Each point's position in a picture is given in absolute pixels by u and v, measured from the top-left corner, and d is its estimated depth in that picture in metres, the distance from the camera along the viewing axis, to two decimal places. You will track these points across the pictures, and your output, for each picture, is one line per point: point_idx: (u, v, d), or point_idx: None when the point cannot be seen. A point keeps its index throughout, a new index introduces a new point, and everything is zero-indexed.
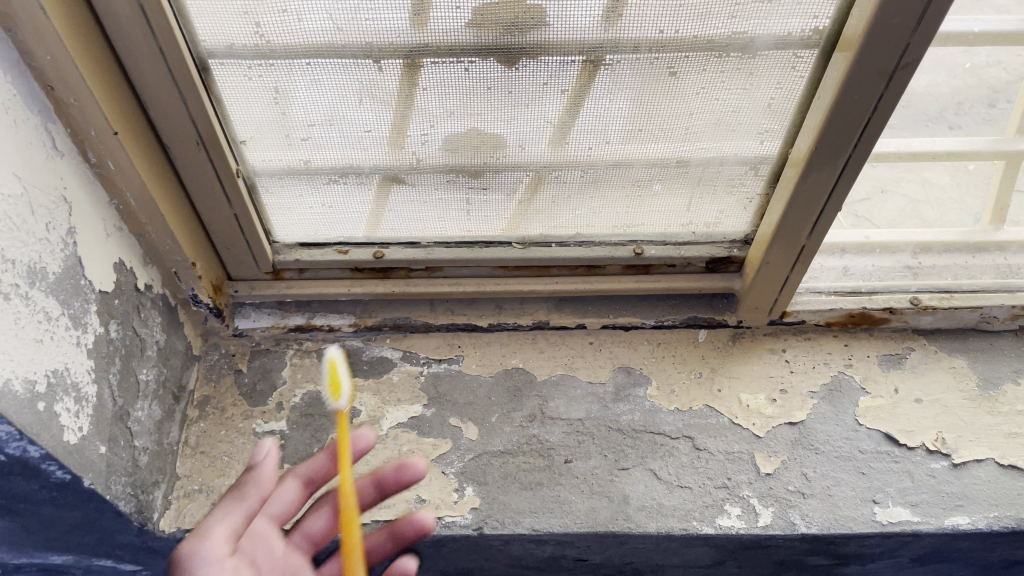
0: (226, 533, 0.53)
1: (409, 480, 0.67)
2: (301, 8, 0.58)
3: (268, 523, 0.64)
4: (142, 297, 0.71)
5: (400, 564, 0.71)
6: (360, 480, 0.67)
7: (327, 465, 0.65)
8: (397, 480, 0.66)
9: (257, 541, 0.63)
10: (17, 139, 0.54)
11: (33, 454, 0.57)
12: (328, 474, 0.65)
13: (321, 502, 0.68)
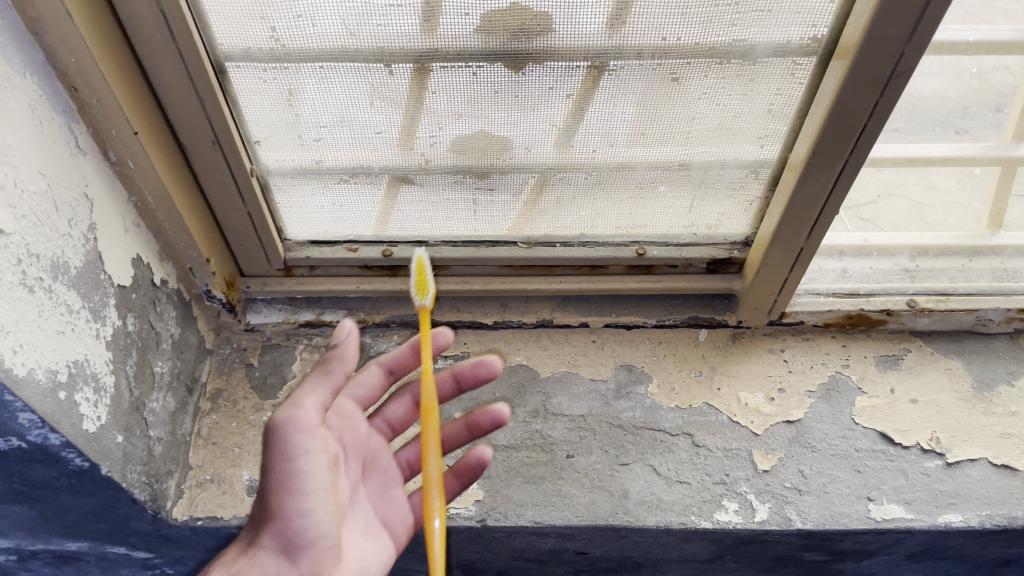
0: (315, 405, 0.55)
1: (485, 377, 0.70)
2: (315, 14, 0.60)
3: (354, 403, 0.66)
4: (158, 291, 0.73)
5: (475, 454, 0.68)
6: (439, 373, 0.69)
7: (407, 357, 0.68)
8: (474, 377, 0.69)
9: (343, 420, 0.64)
10: (42, 138, 0.57)
11: (54, 441, 0.59)
12: (409, 365, 0.68)
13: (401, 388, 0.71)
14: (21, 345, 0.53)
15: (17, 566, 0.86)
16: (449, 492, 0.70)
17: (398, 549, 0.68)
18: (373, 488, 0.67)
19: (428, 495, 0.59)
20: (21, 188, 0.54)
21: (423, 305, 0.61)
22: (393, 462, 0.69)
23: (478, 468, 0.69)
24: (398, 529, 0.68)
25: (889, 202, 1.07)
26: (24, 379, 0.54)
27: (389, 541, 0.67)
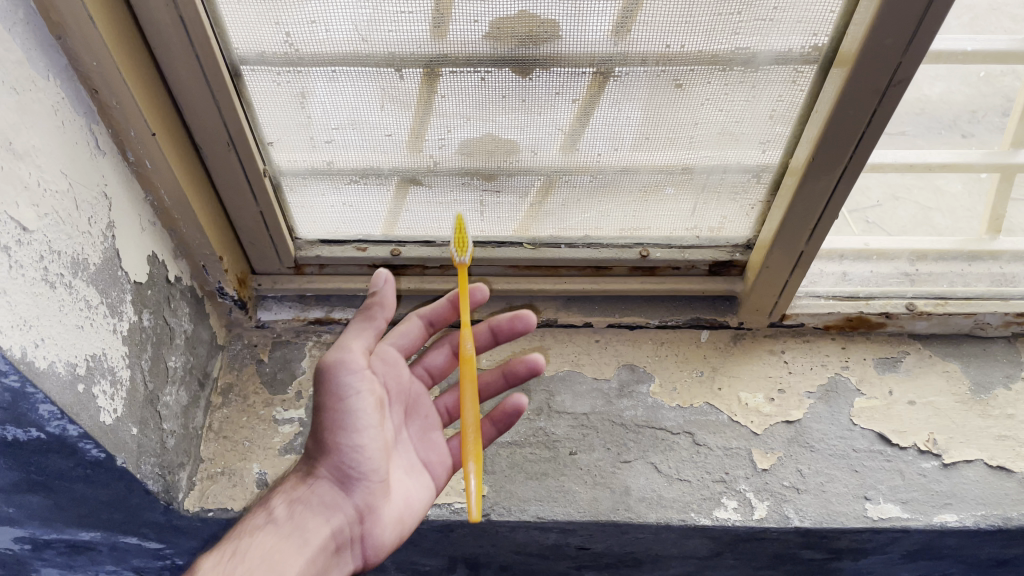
0: (362, 350, 0.65)
1: (521, 330, 0.73)
2: (328, 19, 0.62)
3: (398, 351, 0.72)
4: (173, 288, 0.75)
5: (512, 401, 0.71)
6: (478, 324, 0.74)
7: (447, 309, 0.73)
8: (511, 330, 0.73)
9: (387, 366, 0.70)
10: (64, 139, 0.58)
11: (72, 433, 0.61)
12: (448, 317, 0.74)
13: (443, 340, 0.77)
14: (43, 339, 0.55)
15: (31, 556, 0.88)
16: (486, 439, 0.73)
17: (437, 490, 0.72)
18: (416, 432, 0.73)
19: (467, 435, 0.65)
20: (44, 187, 0.56)
21: (462, 262, 0.67)
22: (435, 409, 0.75)
23: (513, 415, 0.72)
24: (438, 471, 0.73)
25: (895, 206, 1.11)
26: (44, 372, 0.55)
27: (430, 482, 0.72)
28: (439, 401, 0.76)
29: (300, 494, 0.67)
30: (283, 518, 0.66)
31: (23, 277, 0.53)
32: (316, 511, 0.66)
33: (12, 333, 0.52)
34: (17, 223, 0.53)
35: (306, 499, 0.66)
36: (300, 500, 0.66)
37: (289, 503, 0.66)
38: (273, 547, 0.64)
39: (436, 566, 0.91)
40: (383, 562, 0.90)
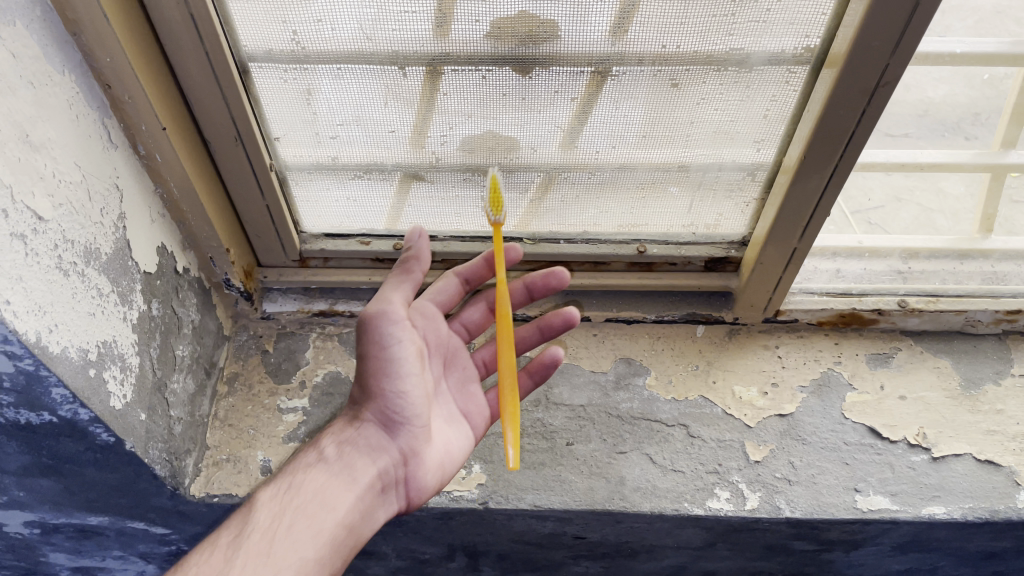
0: (402, 301, 0.69)
1: (555, 287, 0.79)
2: (334, 18, 0.64)
3: (435, 307, 0.77)
4: (181, 279, 0.78)
5: (548, 353, 0.76)
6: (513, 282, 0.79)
7: (482, 268, 0.78)
8: (545, 286, 0.78)
9: (426, 320, 0.76)
10: (78, 132, 0.60)
11: (83, 417, 0.63)
12: (483, 276, 0.79)
13: (477, 298, 0.82)
14: (56, 324, 0.57)
15: (40, 540, 0.91)
16: (523, 390, 0.78)
17: (477, 439, 0.77)
18: (455, 383, 0.78)
19: (502, 383, 0.69)
20: (59, 178, 0.58)
21: (500, 221, 0.68)
22: (471, 363, 0.80)
23: (551, 366, 0.76)
24: (477, 420, 0.77)
25: (898, 207, 1.13)
26: (58, 356, 0.57)
27: (469, 430, 0.77)
28: (475, 355, 0.81)
29: (347, 437, 0.72)
30: (333, 458, 0.71)
31: (38, 265, 0.55)
32: (363, 453, 0.71)
33: (27, 317, 0.54)
34: (33, 212, 0.55)
35: (354, 441, 0.71)
36: (349, 441, 0.71)
37: (338, 445, 0.72)
38: (324, 484, 0.69)
39: (435, 554, 0.93)
40: (383, 550, 0.92)
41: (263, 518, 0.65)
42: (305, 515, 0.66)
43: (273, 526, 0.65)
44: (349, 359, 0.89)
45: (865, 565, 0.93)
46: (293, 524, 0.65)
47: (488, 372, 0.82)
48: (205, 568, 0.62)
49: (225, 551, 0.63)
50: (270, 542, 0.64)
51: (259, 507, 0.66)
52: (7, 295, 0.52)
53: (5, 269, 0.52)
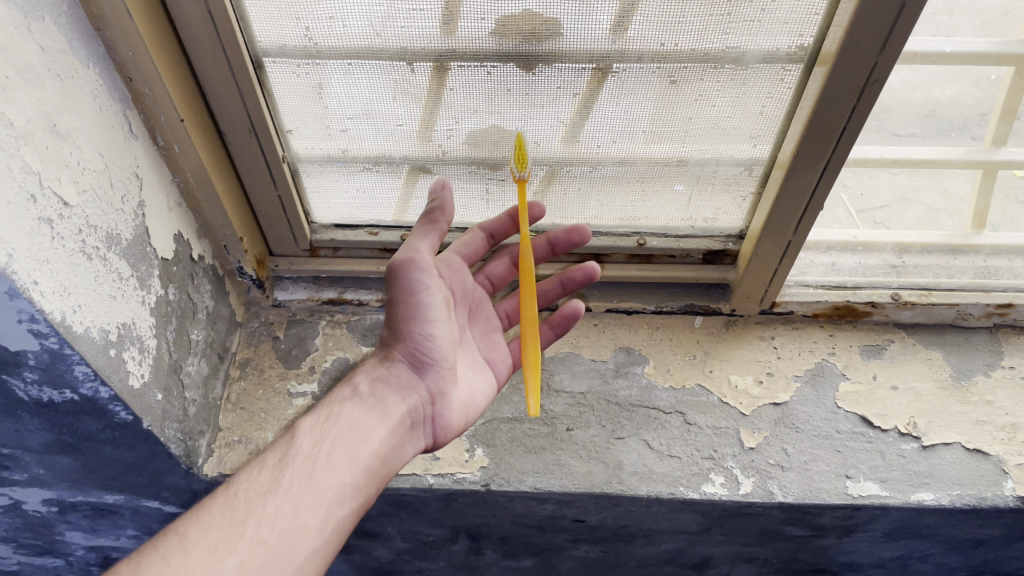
0: (429, 249, 0.72)
1: (577, 243, 0.82)
2: (346, 16, 0.66)
3: (461, 259, 0.81)
4: (196, 266, 0.81)
5: (569, 306, 0.80)
6: (536, 238, 0.82)
7: (507, 224, 0.82)
8: (568, 242, 0.82)
9: (453, 271, 0.80)
10: (101, 122, 0.63)
11: (103, 395, 0.66)
12: (507, 232, 0.82)
13: (502, 253, 0.86)
14: (80, 306, 0.60)
15: (57, 518, 0.94)
16: (544, 340, 0.82)
17: (499, 385, 0.83)
18: (478, 332, 0.83)
19: (524, 334, 0.74)
20: (83, 166, 0.61)
21: (523, 178, 0.71)
22: (494, 313, 0.85)
23: (571, 318, 0.81)
24: (499, 368, 0.83)
25: (904, 207, 1.15)
26: (81, 335, 0.60)
27: (491, 377, 0.82)
28: (498, 307, 0.86)
29: (380, 374, 0.75)
30: (367, 393, 0.74)
31: (63, 248, 0.58)
32: (395, 390, 0.74)
33: (53, 298, 0.57)
34: (59, 198, 0.57)
35: (387, 378, 0.74)
36: (381, 378, 0.74)
37: (371, 381, 0.74)
38: (359, 416, 0.71)
39: (439, 536, 0.96)
40: (389, 531, 0.95)
41: (305, 443, 0.68)
42: (344, 442, 0.69)
43: (315, 451, 0.67)
44: (357, 346, 0.91)
45: (857, 552, 0.96)
46: (334, 450, 0.68)
47: (511, 324, 0.87)
48: (253, 486, 0.65)
49: (272, 471, 0.66)
50: (313, 465, 0.66)
51: (300, 434, 0.69)
52: (35, 276, 0.55)
53: (33, 251, 0.54)
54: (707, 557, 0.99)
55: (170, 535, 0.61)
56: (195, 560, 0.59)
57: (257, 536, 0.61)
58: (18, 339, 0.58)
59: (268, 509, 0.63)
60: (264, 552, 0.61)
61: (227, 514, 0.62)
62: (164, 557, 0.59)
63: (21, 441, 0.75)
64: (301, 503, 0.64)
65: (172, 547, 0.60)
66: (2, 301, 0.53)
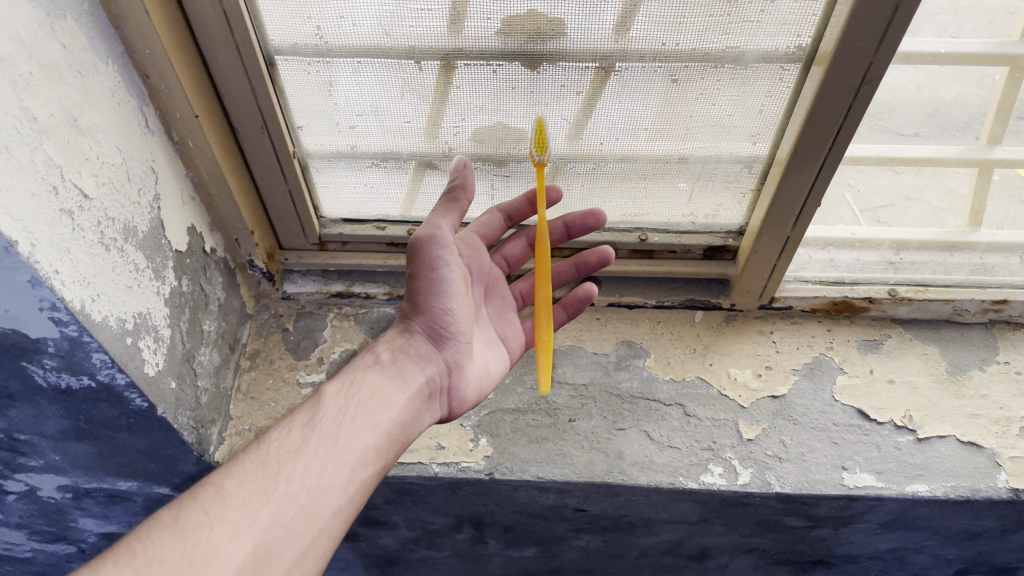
0: (450, 227, 0.73)
1: (592, 226, 0.84)
2: (356, 16, 0.68)
3: (479, 239, 0.83)
4: (208, 258, 0.83)
5: (583, 289, 0.83)
6: (552, 221, 0.83)
7: (524, 207, 0.83)
8: (583, 226, 0.83)
9: (472, 252, 0.82)
10: (119, 118, 0.66)
11: (120, 382, 0.68)
12: (524, 214, 0.84)
13: (518, 233, 0.88)
14: (98, 295, 0.62)
15: (71, 504, 0.96)
16: (557, 322, 0.85)
17: (512, 362, 0.86)
18: (493, 310, 0.86)
19: (539, 315, 0.77)
20: (102, 160, 0.63)
21: (541, 164, 0.76)
22: (509, 293, 0.87)
23: (584, 302, 0.84)
24: (514, 347, 0.86)
25: (907, 207, 1.18)
26: (99, 323, 0.63)
27: (504, 354, 0.85)
28: (514, 287, 0.89)
29: (400, 345, 0.78)
30: (388, 361, 0.77)
31: (83, 238, 0.60)
32: (414, 360, 0.77)
33: (74, 287, 0.59)
34: (79, 191, 0.60)
35: (406, 348, 0.77)
36: (401, 348, 0.77)
37: (392, 350, 0.77)
38: (381, 383, 0.74)
39: (443, 524, 0.98)
40: (395, 519, 0.97)
41: (331, 407, 0.71)
42: (367, 408, 0.71)
43: (340, 415, 0.70)
44: (365, 338, 0.93)
45: (854, 543, 0.97)
46: (358, 415, 0.71)
47: (524, 303, 0.90)
48: (283, 444, 0.68)
49: (300, 431, 0.69)
50: (339, 428, 0.69)
51: (326, 399, 0.72)
52: (57, 265, 0.57)
53: (55, 241, 0.56)
54: (707, 547, 1.01)
55: (207, 487, 0.64)
56: (230, 511, 0.62)
57: (288, 490, 0.64)
58: (40, 326, 0.60)
59: (297, 467, 0.66)
60: (294, 506, 0.64)
61: (260, 469, 0.65)
62: (202, 507, 0.62)
63: (38, 427, 0.77)
64: (328, 463, 0.67)
65: (208, 497, 0.63)
66: (25, 289, 0.56)
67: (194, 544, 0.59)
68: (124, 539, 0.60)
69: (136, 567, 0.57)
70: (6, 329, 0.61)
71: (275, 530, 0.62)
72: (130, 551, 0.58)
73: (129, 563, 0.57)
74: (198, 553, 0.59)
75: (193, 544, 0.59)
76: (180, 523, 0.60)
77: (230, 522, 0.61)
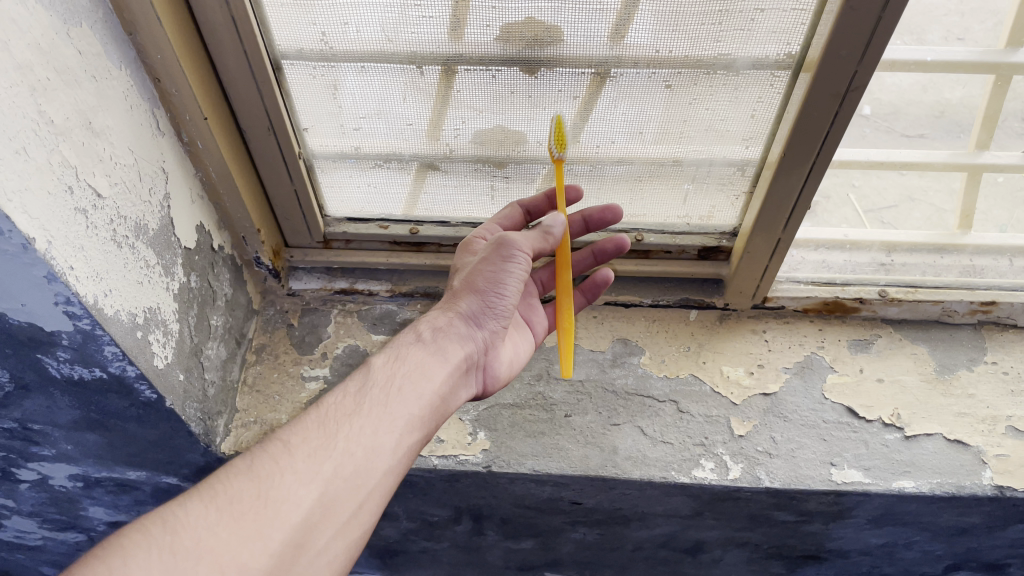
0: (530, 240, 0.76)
1: (609, 221, 0.86)
2: (359, 22, 0.71)
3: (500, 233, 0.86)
4: (216, 255, 0.85)
5: (600, 275, 0.86)
6: (571, 214, 0.86)
7: (543, 203, 0.87)
8: (601, 220, 0.85)
9: None
10: (132, 120, 0.68)
11: (130, 374, 0.70)
12: (543, 210, 0.88)
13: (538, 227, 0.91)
14: (110, 290, 0.65)
15: (82, 493, 0.99)
16: (577, 306, 0.89)
17: (536, 343, 0.89)
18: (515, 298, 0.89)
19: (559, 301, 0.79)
20: (115, 161, 0.65)
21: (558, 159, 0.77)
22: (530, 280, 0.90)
23: (601, 287, 0.87)
24: (536, 327, 0.89)
25: (910, 208, 1.19)
26: (111, 318, 0.65)
27: (529, 335, 0.88)
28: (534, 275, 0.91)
29: (443, 324, 0.77)
30: (430, 339, 0.76)
31: (97, 236, 0.63)
32: (456, 339, 0.76)
33: (87, 282, 0.61)
34: (93, 190, 0.62)
35: (449, 328, 0.76)
36: (443, 327, 0.76)
37: (433, 329, 0.76)
38: (423, 359, 0.74)
39: (443, 516, 1.01)
40: (395, 510, 1.00)
41: (379, 377, 0.71)
42: (413, 380, 0.72)
43: (389, 384, 0.70)
44: (367, 333, 0.96)
45: (844, 538, 1.00)
46: (405, 386, 0.71)
47: (544, 290, 0.92)
48: (339, 408, 0.68)
49: (354, 396, 0.69)
50: (388, 395, 0.69)
51: (374, 370, 0.72)
52: (71, 262, 0.59)
53: (70, 239, 0.59)
54: (701, 541, 1.04)
55: (275, 441, 0.65)
56: (297, 462, 0.63)
57: (346, 448, 0.65)
58: (54, 320, 0.63)
59: (353, 428, 0.66)
60: (353, 463, 0.64)
61: (320, 428, 0.66)
62: (269, 459, 0.63)
63: (51, 417, 0.80)
64: (381, 425, 0.67)
65: (276, 450, 0.64)
66: (41, 284, 0.58)
67: (267, 488, 0.61)
68: (205, 480, 0.62)
69: (217, 505, 0.60)
70: (22, 322, 0.64)
71: (336, 483, 0.63)
72: (212, 490, 0.61)
73: (211, 501, 0.60)
74: (271, 497, 0.61)
75: (266, 487, 0.61)
76: (253, 469, 0.62)
77: (298, 472, 0.62)
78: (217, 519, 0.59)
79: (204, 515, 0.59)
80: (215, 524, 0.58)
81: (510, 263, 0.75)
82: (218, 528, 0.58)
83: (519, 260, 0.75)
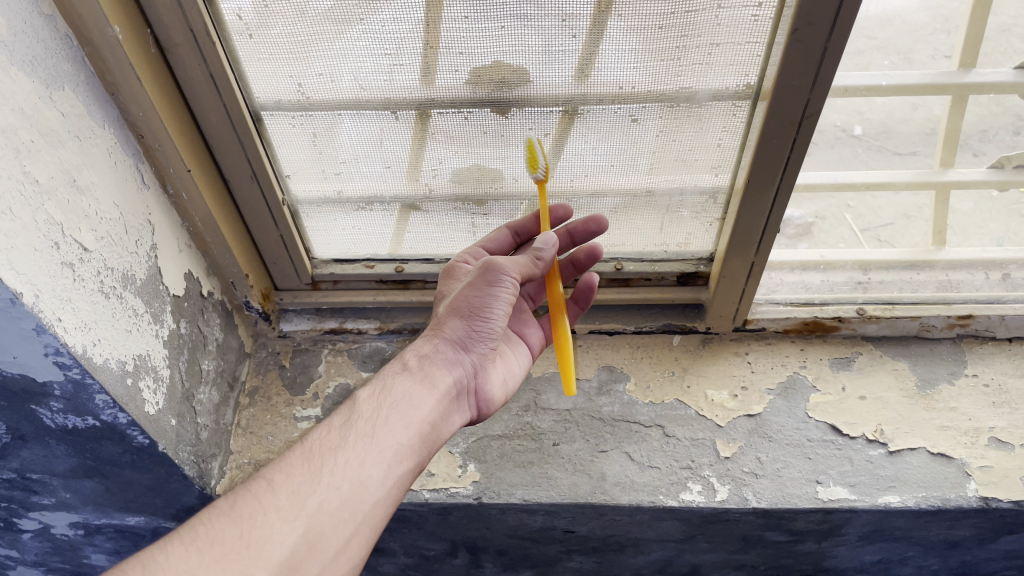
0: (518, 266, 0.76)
1: (594, 231, 0.86)
2: (335, 74, 0.74)
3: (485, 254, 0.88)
4: (206, 301, 0.88)
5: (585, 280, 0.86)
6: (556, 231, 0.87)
7: (531, 224, 0.89)
8: (585, 231, 0.86)
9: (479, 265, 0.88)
10: (117, 175, 0.71)
11: (122, 420, 0.72)
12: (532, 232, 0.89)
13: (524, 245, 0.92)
14: (99, 339, 0.67)
15: (83, 541, 1.01)
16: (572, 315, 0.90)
17: (533, 357, 0.90)
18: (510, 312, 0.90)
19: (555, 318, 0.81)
20: (101, 215, 0.68)
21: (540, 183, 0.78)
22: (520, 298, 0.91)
23: (586, 292, 0.87)
24: (530, 342, 0.90)
25: (907, 224, 1.25)
26: (101, 366, 0.67)
27: (524, 350, 0.89)
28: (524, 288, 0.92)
29: (427, 353, 0.79)
30: (416, 367, 0.78)
31: (83, 288, 0.65)
32: (442, 365, 0.78)
33: (75, 332, 0.64)
34: (80, 244, 0.65)
35: (434, 354, 0.78)
36: (429, 354, 0.78)
37: (419, 358, 0.78)
38: (409, 387, 0.76)
39: (439, 549, 1.02)
40: (392, 546, 1.01)
41: (366, 409, 0.73)
42: (400, 409, 0.73)
43: (376, 414, 0.72)
44: (357, 371, 0.98)
45: (840, 556, 1.00)
46: (391, 416, 0.72)
47: (534, 303, 0.94)
48: (324, 442, 0.70)
49: (339, 431, 0.71)
50: (374, 427, 0.71)
51: (360, 402, 0.74)
52: (59, 313, 0.62)
53: (57, 292, 0.61)
54: (697, 565, 1.04)
55: (258, 479, 0.67)
56: (281, 500, 0.65)
57: (331, 482, 0.66)
58: (45, 370, 0.65)
59: (338, 461, 0.68)
60: (338, 496, 0.66)
61: (305, 464, 0.67)
62: (253, 497, 0.65)
63: (48, 466, 0.82)
64: (367, 457, 0.69)
65: (260, 489, 0.66)
66: (30, 336, 0.61)
67: (249, 527, 0.62)
68: (187, 523, 0.63)
69: (199, 547, 0.61)
70: (14, 373, 0.67)
71: (322, 518, 0.64)
72: (194, 533, 0.62)
73: (192, 544, 0.61)
74: (255, 536, 0.62)
75: (248, 528, 0.62)
76: (236, 510, 0.63)
77: (281, 510, 0.64)
78: (199, 561, 0.59)
79: (185, 557, 0.59)
80: (196, 565, 0.59)
81: (496, 288, 0.76)
82: (200, 569, 0.59)
83: (505, 285, 0.75)
